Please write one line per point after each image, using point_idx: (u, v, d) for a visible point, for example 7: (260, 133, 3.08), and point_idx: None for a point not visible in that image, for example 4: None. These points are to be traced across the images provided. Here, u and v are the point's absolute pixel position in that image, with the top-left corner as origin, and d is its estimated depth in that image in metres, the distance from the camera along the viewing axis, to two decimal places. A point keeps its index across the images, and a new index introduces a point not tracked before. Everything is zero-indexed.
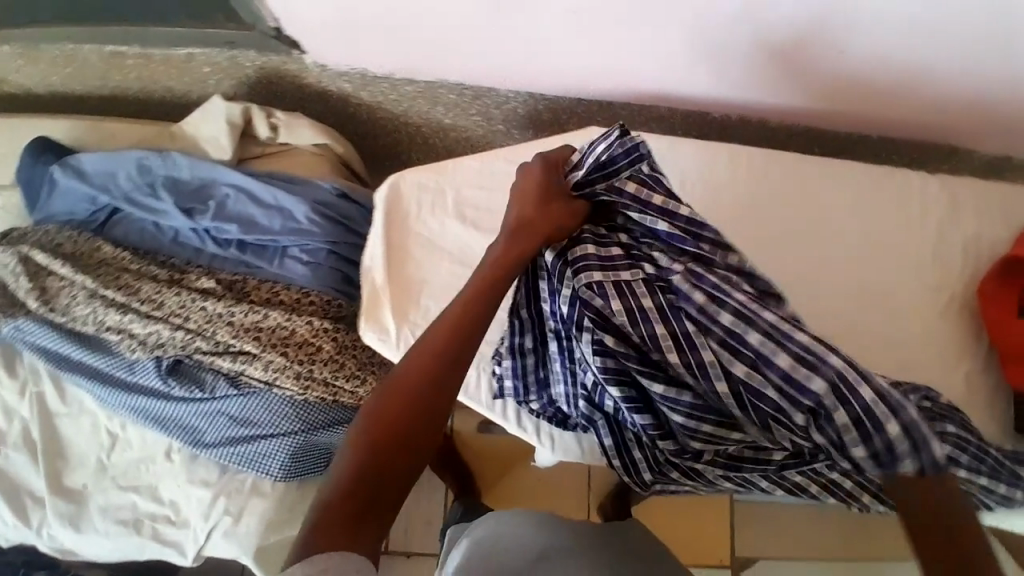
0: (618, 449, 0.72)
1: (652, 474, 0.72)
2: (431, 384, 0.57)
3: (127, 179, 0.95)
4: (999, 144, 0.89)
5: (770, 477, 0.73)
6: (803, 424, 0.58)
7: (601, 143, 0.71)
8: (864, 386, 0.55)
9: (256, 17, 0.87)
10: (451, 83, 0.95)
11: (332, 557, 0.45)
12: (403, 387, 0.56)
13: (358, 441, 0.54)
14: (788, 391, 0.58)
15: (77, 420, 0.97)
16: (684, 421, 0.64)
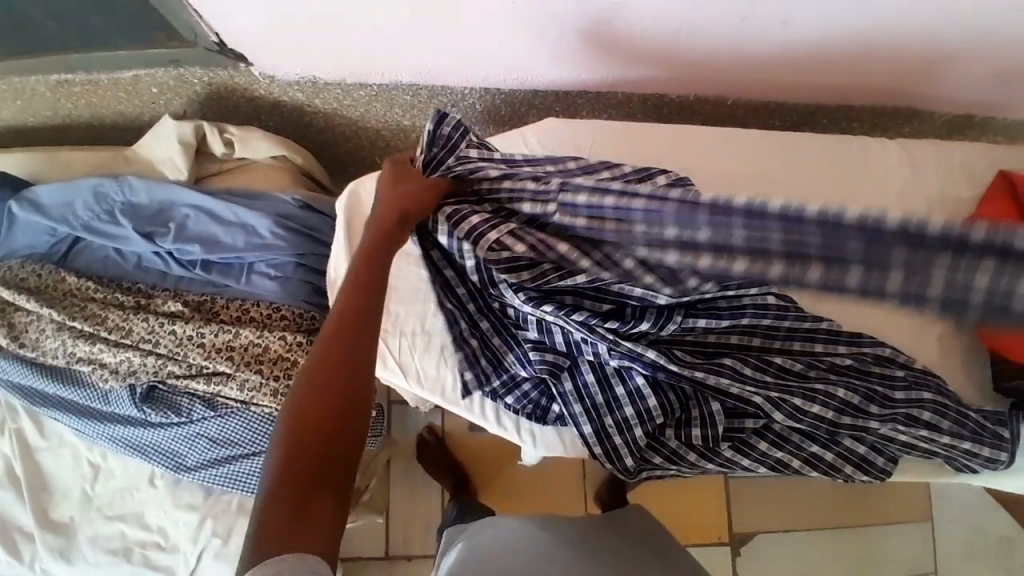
0: (600, 440, 0.74)
1: (634, 459, 0.75)
2: (348, 368, 0.57)
3: (84, 207, 0.93)
4: (957, 103, 0.88)
5: (753, 454, 0.75)
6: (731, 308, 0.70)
7: (430, 124, 0.76)
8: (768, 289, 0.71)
9: (194, 33, 0.86)
10: (404, 85, 0.94)
11: (288, 558, 0.48)
12: (320, 375, 0.56)
13: (286, 442, 0.53)
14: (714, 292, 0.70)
15: (58, 453, 0.97)
16: (651, 321, 0.70)
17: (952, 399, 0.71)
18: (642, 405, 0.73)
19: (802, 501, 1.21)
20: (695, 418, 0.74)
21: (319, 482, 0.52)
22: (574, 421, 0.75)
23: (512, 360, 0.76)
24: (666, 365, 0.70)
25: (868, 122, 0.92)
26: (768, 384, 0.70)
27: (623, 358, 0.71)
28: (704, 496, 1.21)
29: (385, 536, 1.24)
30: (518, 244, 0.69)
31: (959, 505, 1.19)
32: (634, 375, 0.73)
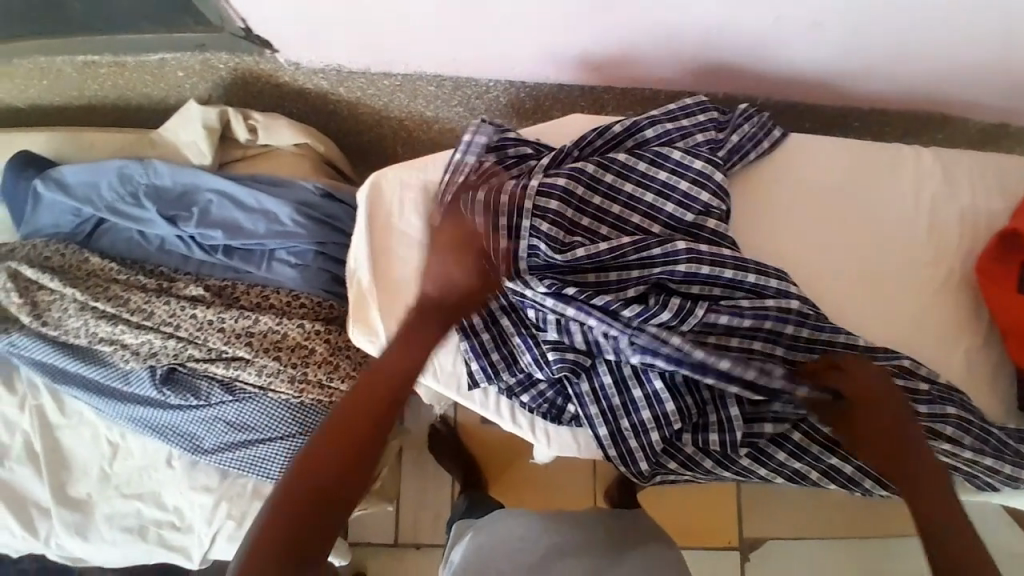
0: (619, 443, 0.74)
1: (650, 463, 0.75)
2: (373, 408, 0.67)
3: (109, 190, 0.94)
4: (991, 111, 0.86)
5: (770, 463, 0.74)
6: (749, 307, 0.72)
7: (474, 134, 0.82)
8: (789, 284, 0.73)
9: (222, 18, 0.86)
10: (429, 76, 0.94)
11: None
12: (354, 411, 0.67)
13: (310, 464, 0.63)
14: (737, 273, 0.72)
15: (78, 431, 0.98)
16: (670, 317, 0.72)
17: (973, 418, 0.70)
18: (659, 409, 0.73)
19: (812, 509, 1.21)
20: (712, 423, 0.73)
21: (326, 503, 0.62)
22: (590, 422, 0.75)
23: (528, 358, 0.75)
24: (693, 353, 0.70)
25: (898, 128, 0.91)
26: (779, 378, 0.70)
27: (641, 351, 0.72)
28: (714, 499, 1.22)
29: (394, 523, 1.25)
30: (559, 178, 0.75)
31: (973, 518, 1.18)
32: (656, 377, 0.73)
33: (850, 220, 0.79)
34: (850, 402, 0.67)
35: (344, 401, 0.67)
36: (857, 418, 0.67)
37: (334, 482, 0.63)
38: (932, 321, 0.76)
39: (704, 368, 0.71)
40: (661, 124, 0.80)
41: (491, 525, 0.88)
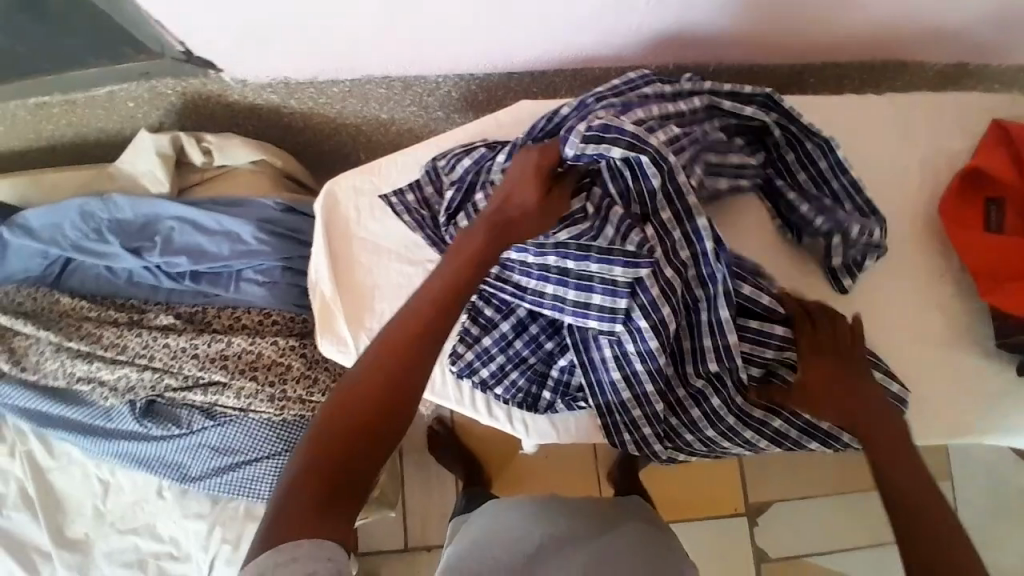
0: (623, 377, 0.75)
1: (653, 428, 0.76)
2: (422, 333, 0.58)
3: (72, 228, 0.92)
4: (947, 53, 0.85)
5: (751, 423, 0.74)
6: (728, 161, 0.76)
7: (408, 192, 0.80)
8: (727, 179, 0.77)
9: (161, 44, 0.85)
10: (377, 78, 0.93)
11: (303, 545, 0.46)
12: (400, 339, 0.58)
13: (339, 412, 0.54)
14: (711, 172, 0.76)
15: (68, 471, 0.98)
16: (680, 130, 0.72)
17: (870, 208, 0.76)
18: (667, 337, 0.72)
19: (817, 471, 1.19)
20: (708, 349, 0.73)
21: (351, 458, 0.52)
22: (586, 368, 0.77)
23: (597, 271, 0.71)
24: (699, 217, 0.70)
25: (855, 81, 0.91)
26: (762, 155, 0.78)
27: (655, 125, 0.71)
28: (715, 468, 1.20)
29: (402, 529, 1.25)
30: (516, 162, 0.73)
31: (976, 463, 1.18)
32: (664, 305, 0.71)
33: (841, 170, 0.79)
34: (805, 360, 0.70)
35: (391, 327, 0.58)
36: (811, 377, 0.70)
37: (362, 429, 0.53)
38: (891, 277, 0.78)
39: (700, 234, 0.70)
40: (607, 100, 0.74)
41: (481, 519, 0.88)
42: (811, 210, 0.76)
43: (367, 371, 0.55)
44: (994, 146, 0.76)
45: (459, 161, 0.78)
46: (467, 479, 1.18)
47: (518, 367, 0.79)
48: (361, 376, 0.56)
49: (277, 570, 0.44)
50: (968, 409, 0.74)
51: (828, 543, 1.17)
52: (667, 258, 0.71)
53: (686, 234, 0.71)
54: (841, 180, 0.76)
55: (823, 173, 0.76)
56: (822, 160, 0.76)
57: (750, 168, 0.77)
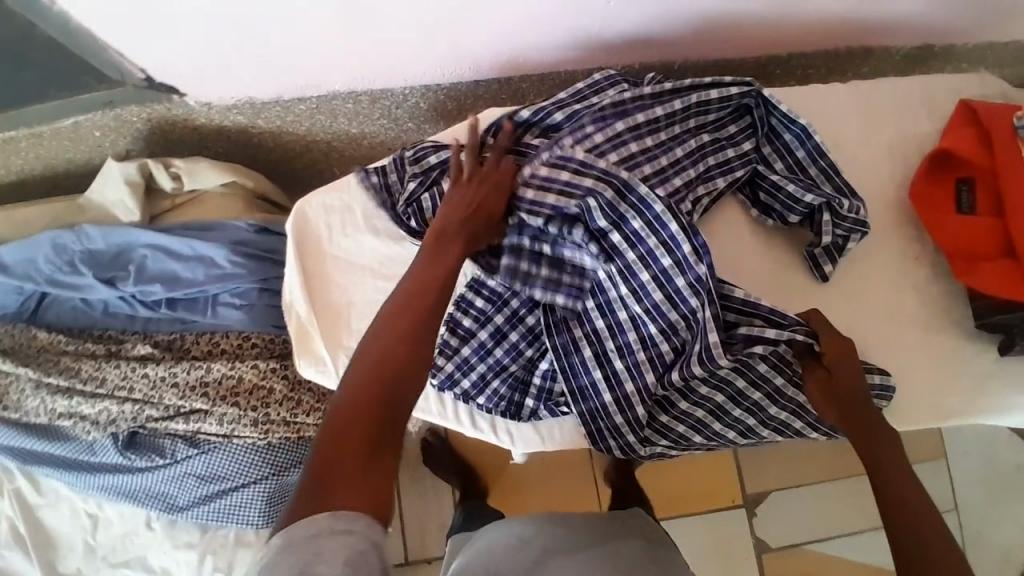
0: (605, 378, 0.75)
1: (636, 435, 0.76)
2: (416, 318, 0.58)
3: (45, 262, 0.91)
4: (911, 37, 0.85)
5: (744, 403, 0.73)
6: (711, 161, 0.76)
7: (374, 175, 0.82)
8: (718, 177, 0.76)
9: (121, 72, 0.84)
10: (343, 94, 0.92)
11: (359, 521, 0.46)
12: (391, 330, 0.57)
13: (350, 405, 0.53)
14: (700, 172, 0.75)
15: (57, 507, 0.97)
16: (650, 135, 0.75)
17: (847, 191, 0.75)
18: (643, 331, 0.74)
19: (811, 459, 1.19)
20: (695, 354, 0.71)
21: (372, 445, 0.51)
22: (567, 375, 0.76)
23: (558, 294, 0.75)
24: (671, 223, 0.70)
25: (822, 70, 0.90)
26: (750, 142, 0.78)
27: (614, 126, 0.75)
28: (713, 463, 1.19)
29: (401, 543, 1.24)
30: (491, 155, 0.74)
31: (972, 441, 1.17)
32: (637, 302, 0.73)
33: None
34: (825, 363, 0.69)
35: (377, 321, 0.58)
36: (833, 382, 0.68)
37: (375, 415, 0.52)
38: (868, 265, 0.77)
39: (678, 239, 0.70)
40: (569, 106, 0.77)
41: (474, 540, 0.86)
42: (797, 189, 0.74)
43: (365, 365, 0.55)
44: (959, 128, 0.75)
45: (426, 155, 0.80)
46: (463, 489, 1.16)
47: (499, 375, 0.78)
48: (360, 368, 0.55)
49: (330, 538, 0.45)
50: (954, 393, 0.73)
51: (829, 530, 1.16)
52: (638, 261, 0.72)
53: (663, 241, 0.71)
54: (818, 166, 0.77)
55: (800, 163, 0.77)
56: (799, 149, 0.77)
57: (734, 160, 0.77)
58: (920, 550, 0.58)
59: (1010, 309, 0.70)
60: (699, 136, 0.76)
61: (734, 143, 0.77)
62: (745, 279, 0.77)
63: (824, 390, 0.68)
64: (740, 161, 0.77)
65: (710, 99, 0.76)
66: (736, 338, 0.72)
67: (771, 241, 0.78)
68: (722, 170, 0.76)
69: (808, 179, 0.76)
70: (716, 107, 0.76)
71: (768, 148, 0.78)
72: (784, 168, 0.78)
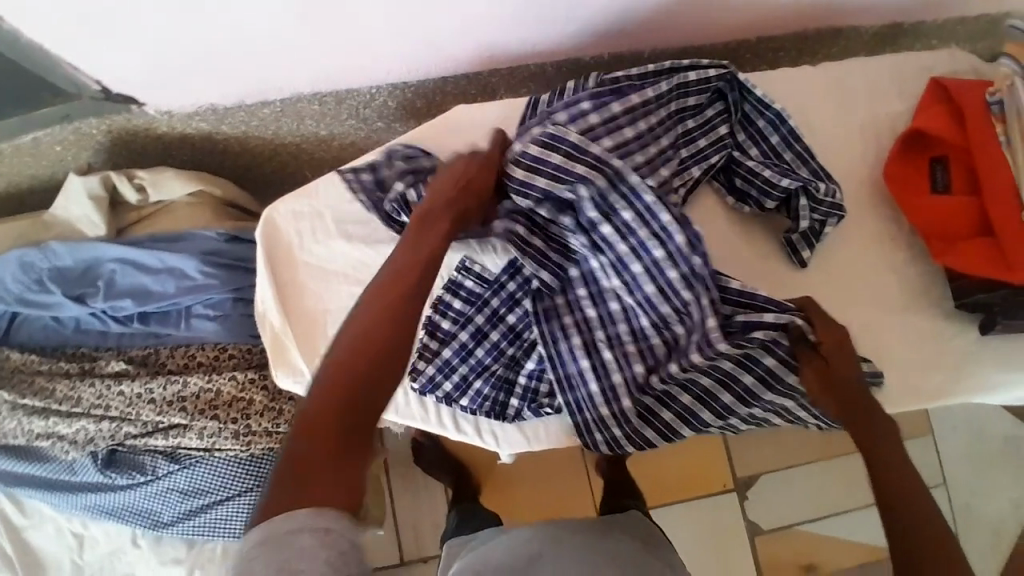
0: (593, 368, 0.73)
1: (622, 428, 0.74)
2: (402, 303, 0.59)
3: (13, 281, 0.89)
4: (881, 14, 0.83)
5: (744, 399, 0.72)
6: (694, 147, 0.75)
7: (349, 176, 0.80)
8: (697, 164, 0.74)
9: (78, 86, 0.82)
10: (307, 96, 0.90)
11: (323, 513, 0.46)
12: (374, 313, 0.57)
13: (328, 389, 0.53)
14: (686, 156, 0.74)
15: (42, 528, 0.96)
16: (643, 118, 0.72)
17: (822, 175, 0.74)
18: (636, 323, 0.73)
19: (799, 439, 1.19)
20: (692, 342, 0.71)
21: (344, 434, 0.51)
22: (553, 365, 0.74)
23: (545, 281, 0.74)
24: (662, 213, 0.69)
25: (794, 51, 0.89)
26: (725, 125, 0.76)
27: (605, 110, 0.71)
28: (703, 448, 1.19)
29: (395, 543, 1.23)
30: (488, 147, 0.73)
31: (959, 414, 1.18)
32: (628, 294, 0.73)
33: None
34: (821, 352, 0.68)
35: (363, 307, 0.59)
36: (830, 371, 0.67)
37: (351, 402, 0.53)
38: (845, 249, 0.76)
39: (669, 229, 0.69)
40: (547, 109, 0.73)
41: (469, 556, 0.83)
42: (773, 175, 0.73)
43: (348, 348, 0.56)
44: (931, 106, 0.74)
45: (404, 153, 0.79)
46: (455, 487, 1.16)
47: (481, 376, 0.77)
48: (345, 350, 0.56)
49: (295, 533, 0.44)
50: (937, 374, 0.73)
51: (821, 507, 1.17)
52: (629, 254, 0.71)
53: (653, 231, 0.70)
54: (791, 150, 0.76)
55: (776, 147, 0.76)
56: (773, 135, 0.76)
57: (711, 146, 0.75)
58: (913, 532, 0.59)
59: (988, 287, 0.70)
60: (682, 121, 0.74)
61: (709, 126, 0.75)
62: (723, 266, 0.76)
63: (821, 378, 0.67)
64: (716, 146, 0.75)
65: (701, 79, 0.74)
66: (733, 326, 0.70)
67: (747, 229, 0.77)
68: (695, 157, 0.75)
69: (783, 165, 0.75)
70: (698, 90, 0.74)
71: (743, 133, 0.77)
72: (758, 154, 0.76)
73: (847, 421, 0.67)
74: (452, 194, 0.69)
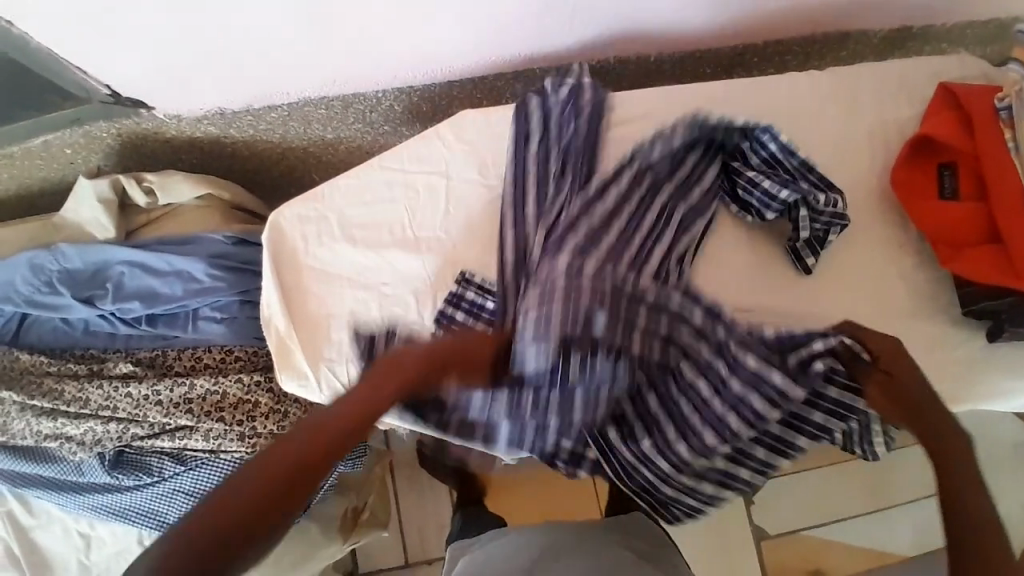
0: (657, 449, 0.73)
1: (693, 497, 0.77)
2: (349, 432, 0.54)
3: (23, 283, 0.90)
4: (887, 19, 0.83)
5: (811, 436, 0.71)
6: (682, 212, 0.75)
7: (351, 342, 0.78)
8: (698, 221, 0.75)
9: (87, 90, 0.83)
10: (314, 100, 0.90)
11: None
12: (323, 430, 0.53)
13: (228, 501, 0.47)
14: (677, 230, 0.75)
15: (49, 528, 0.97)
16: (620, 219, 0.73)
17: (823, 182, 0.74)
18: (686, 405, 0.71)
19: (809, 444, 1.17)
20: (753, 402, 0.68)
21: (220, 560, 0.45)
22: (613, 462, 0.76)
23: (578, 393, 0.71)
24: (694, 308, 0.70)
25: (802, 55, 0.88)
26: (716, 162, 0.76)
27: (574, 231, 0.72)
28: None
29: (400, 544, 1.24)
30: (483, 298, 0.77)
31: (969, 421, 1.17)
32: (672, 380, 0.71)
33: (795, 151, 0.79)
34: (881, 366, 0.67)
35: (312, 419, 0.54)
36: (896, 380, 0.65)
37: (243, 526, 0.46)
38: (852, 254, 0.76)
39: (706, 326, 0.69)
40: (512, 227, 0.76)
41: (482, 552, 0.84)
42: (773, 185, 0.73)
43: (270, 461, 0.50)
44: (940, 112, 0.74)
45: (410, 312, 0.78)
46: (460, 490, 1.16)
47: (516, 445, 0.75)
48: (264, 459, 0.50)
49: None
50: (946, 380, 0.72)
51: (828, 513, 1.16)
52: (659, 338, 0.70)
53: (669, 329, 0.70)
54: (792, 157, 0.74)
55: (776, 155, 0.75)
56: (773, 143, 0.74)
57: (705, 193, 0.76)
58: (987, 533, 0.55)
59: (996, 294, 0.69)
60: (659, 198, 0.74)
61: (686, 180, 0.75)
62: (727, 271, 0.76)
63: (887, 391, 0.65)
64: (708, 171, 0.76)
65: (660, 146, 0.75)
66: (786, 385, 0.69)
67: (752, 233, 0.77)
68: (688, 215, 0.75)
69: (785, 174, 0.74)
70: (655, 171, 0.75)
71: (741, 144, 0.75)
72: (759, 161, 0.75)
73: (923, 431, 0.62)
74: (427, 356, 0.61)
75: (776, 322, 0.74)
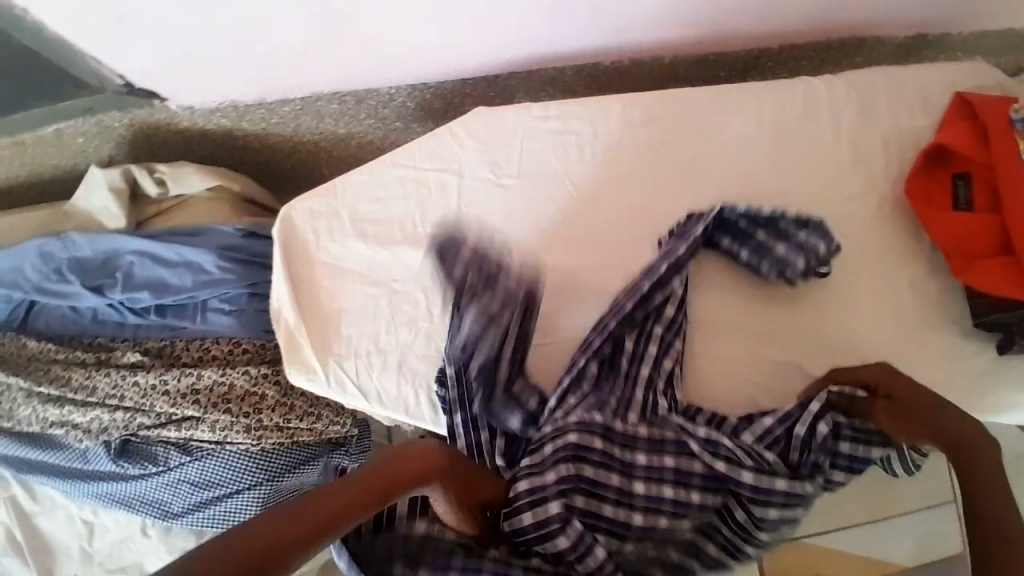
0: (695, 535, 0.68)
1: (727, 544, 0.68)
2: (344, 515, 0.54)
3: (32, 269, 0.90)
4: (903, 27, 0.83)
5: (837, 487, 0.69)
6: (666, 325, 0.72)
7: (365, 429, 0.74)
8: (668, 310, 0.72)
9: (101, 79, 0.83)
10: (328, 94, 0.90)
11: None
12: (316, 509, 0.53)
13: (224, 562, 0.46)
14: (663, 358, 0.71)
15: (52, 515, 0.97)
16: (601, 367, 0.71)
17: (809, 228, 0.74)
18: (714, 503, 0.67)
19: None
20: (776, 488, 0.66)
21: None
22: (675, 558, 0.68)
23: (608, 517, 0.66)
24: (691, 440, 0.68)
25: (816, 61, 0.88)
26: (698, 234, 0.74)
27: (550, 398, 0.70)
28: None
29: None
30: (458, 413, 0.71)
31: None
32: (693, 490, 0.67)
33: (809, 158, 0.79)
34: (880, 394, 0.67)
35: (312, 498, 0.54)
36: (898, 401, 0.66)
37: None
38: (863, 262, 0.76)
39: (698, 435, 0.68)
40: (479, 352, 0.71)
41: None
42: (766, 237, 0.74)
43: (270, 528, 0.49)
44: (955, 123, 0.74)
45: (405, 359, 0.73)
46: None
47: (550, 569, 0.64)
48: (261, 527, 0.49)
49: None
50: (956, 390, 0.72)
51: (829, 522, 1.14)
52: (670, 475, 0.67)
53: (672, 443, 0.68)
54: (767, 214, 0.75)
55: (751, 218, 0.75)
56: (741, 208, 0.75)
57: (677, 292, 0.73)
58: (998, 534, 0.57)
59: (1008, 307, 0.70)
60: (631, 337, 0.72)
61: (661, 278, 0.73)
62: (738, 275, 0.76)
63: (893, 412, 0.66)
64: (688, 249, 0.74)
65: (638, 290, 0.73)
66: (807, 464, 0.68)
67: None
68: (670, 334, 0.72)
69: (767, 232, 0.75)
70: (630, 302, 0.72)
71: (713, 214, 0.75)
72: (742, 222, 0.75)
73: (943, 445, 0.63)
74: (428, 465, 0.62)
75: (787, 328, 0.74)
